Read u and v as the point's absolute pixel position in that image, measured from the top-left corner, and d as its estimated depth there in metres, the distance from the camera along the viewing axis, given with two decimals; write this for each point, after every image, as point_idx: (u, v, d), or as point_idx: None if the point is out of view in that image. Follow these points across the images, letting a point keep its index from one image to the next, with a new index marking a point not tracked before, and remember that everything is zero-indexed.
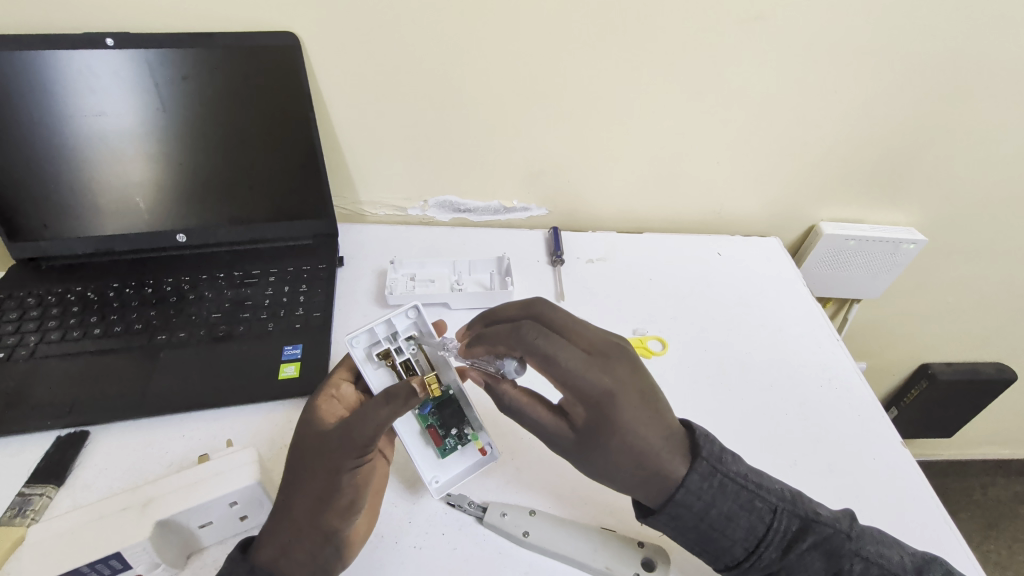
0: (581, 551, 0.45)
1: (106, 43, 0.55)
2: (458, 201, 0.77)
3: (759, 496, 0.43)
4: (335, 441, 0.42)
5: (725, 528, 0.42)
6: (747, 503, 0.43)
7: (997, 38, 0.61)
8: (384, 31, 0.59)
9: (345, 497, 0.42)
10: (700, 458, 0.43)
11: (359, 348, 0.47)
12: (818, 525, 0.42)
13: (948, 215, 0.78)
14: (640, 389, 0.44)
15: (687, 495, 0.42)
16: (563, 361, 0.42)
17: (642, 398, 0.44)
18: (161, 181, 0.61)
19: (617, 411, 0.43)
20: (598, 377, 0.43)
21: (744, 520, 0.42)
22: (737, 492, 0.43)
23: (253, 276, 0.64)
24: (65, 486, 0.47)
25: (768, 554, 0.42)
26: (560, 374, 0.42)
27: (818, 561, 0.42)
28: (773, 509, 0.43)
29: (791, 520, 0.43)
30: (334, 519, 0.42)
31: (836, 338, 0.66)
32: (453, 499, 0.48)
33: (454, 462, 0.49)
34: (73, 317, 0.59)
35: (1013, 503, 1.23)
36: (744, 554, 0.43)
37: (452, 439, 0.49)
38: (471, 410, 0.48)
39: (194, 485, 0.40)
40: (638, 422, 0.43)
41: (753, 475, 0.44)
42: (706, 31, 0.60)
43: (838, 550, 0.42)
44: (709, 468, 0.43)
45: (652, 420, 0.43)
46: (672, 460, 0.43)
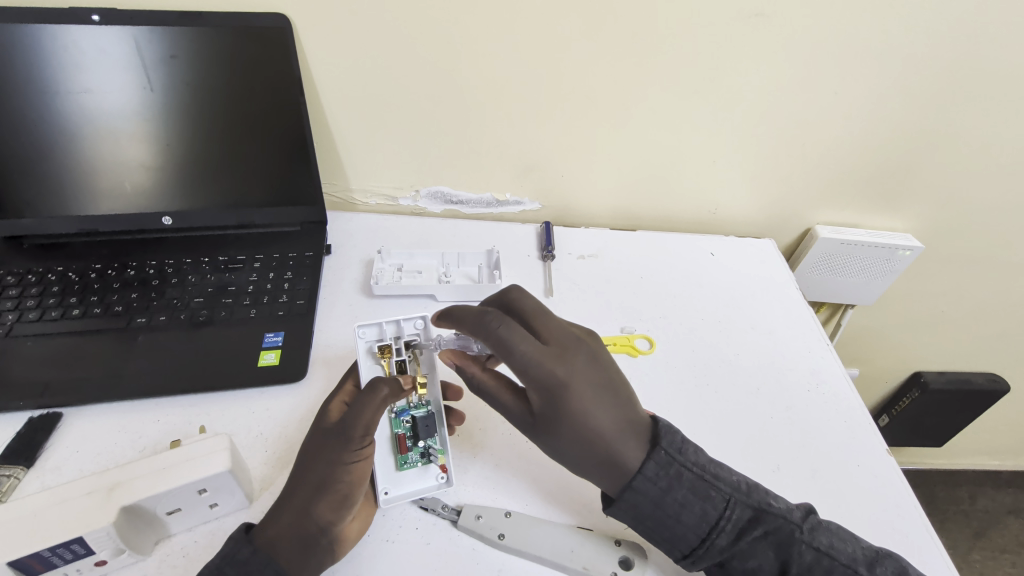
0: (558, 552, 0.44)
1: (92, 19, 0.54)
2: (450, 192, 0.76)
3: (714, 485, 0.43)
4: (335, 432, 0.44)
5: (679, 514, 0.42)
6: (702, 492, 0.42)
7: (1002, 43, 0.60)
8: (378, 17, 0.58)
9: (339, 488, 0.42)
10: (660, 447, 0.43)
11: (364, 342, 0.50)
12: (770, 515, 0.42)
13: (946, 222, 0.77)
14: (594, 379, 0.45)
15: (644, 481, 0.42)
16: (524, 348, 0.43)
17: (598, 389, 0.45)
18: (146, 162, 0.60)
19: (567, 398, 0.44)
20: (552, 365, 0.44)
21: (699, 507, 0.42)
22: (693, 480, 0.42)
23: (237, 261, 0.63)
24: (35, 466, 0.46)
25: (719, 543, 0.42)
26: (516, 357, 0.43)
27: (767, 549, 0.42)
28: (726, 499, 0.42)
29: (744, 510, 0.42)
30: (327, 509, 0.42)
31: (825, 343, 0.65)
32: (426, 503, 0.47)
33: (408, 477, 0.47)
34: (53, 297, 0.58)
35: (1001, 513, 1.22)
36: (698, 542, 0.42)
37: (415, 453, 0.48)
38: (444, 425, 0.49)
39: (163, 471, 0.40)
40: (594, 411, 0.44)
41: (709, 466, 0.44)
42: (705, 28, 0.59)
43: (787, 541, 0.42)
44: (666, 457, 0.43)
45: (608, 411, 0.44)
46: (629, 450, 0.43)
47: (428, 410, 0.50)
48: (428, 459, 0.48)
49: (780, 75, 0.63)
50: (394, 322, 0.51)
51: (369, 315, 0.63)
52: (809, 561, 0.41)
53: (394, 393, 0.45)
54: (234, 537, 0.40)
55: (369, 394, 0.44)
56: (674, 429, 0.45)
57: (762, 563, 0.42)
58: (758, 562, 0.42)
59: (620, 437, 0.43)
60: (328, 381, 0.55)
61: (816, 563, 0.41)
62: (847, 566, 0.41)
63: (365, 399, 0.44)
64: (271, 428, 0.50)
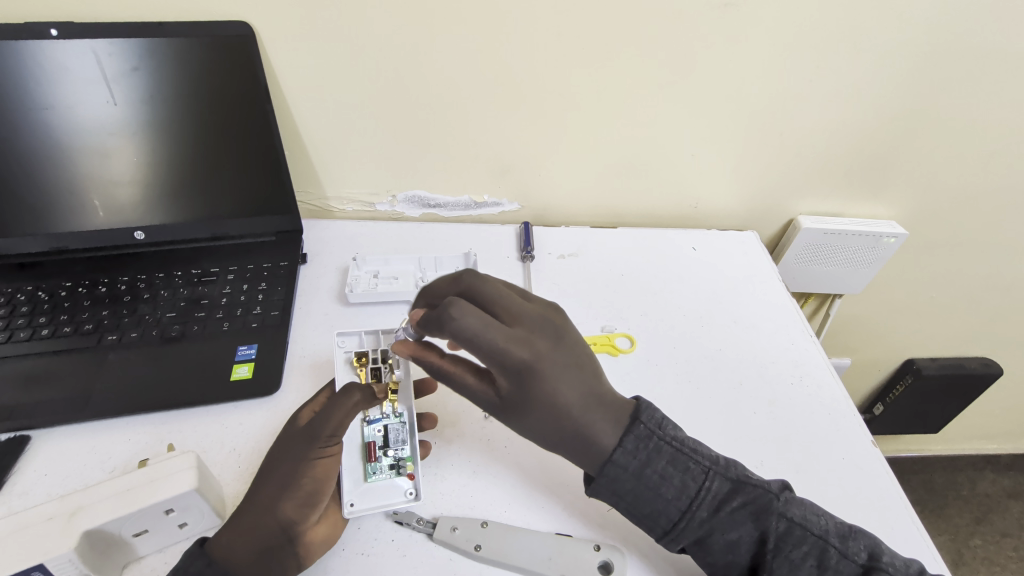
0: (535, 561, 0.43)
1: (50, 34, 0.52)
2: (427, 196, 0.75)
3: (692, 458, 0.43)
4: (302, 432, 0.44)
5: (658, 487, 0.42)
6: (681, 464, 0.42)
7: (976, 24, 0.59)
8: (345, 21, 0.58)
9: (305, 486, 0.42)
10: (639, 421, 0.43)
11: (341, 351, 0.52)
12: (748, 485, 0.42)
13: (930, 207, 0.77)
14: (560, 360, 0.44)
15: (624, 455, 0.42)
16: (491, 338, 0.41)
17: (566, 369, 0.44)
18: (113, 177, 0.59)
19: (537, 383, 0.42)
20: (519, 349, 0.42)
21: (677, 479, 0.42)
22: (671, 453, 0.42)
23: (210, 273, 0.63)
24: (3, 491, 0.46)
25: (700, 514, 0.41)
26: (489, 349, 0.41)
27: (746, 521, 0.41)
28: (705, 470, 0.43)
29: (722, 481, 0.42)
30: (292, 508, 0.42)
31: (809, 335, 0.64)
32: (401, 517, 0.46)
33: (375, 487, 0.46)
34: (22, 317, 0.57)
35: (1001, 497, 1.22)
36: (678, 515, 0.42)
37: (384, 463, 0.47)
38: (414, 435, 0.48)
39: (125, 493, 0.39)
40: (560, 390, 0.43)
41: (688, 440, 0.44)
42: (674, 20, 0.59)
43: (765, 509, 0.41)
44: (646, 431, 0.43)
45: (571, 394, 0.43)
46: (601, 424, 0.43)
47: (400, 420, 0.49)
48: (398, 470, 0.47)
49: (753, 65, 0.62)
50: (373, 333, 0.53)
51: (345, 323, 0.62)
52: (782, 530, 0.41)
53: (367, 400, 0.45)
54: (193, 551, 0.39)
55: (340, 397, 0.44)
56: (654, 407, 0.45)
57: (742, 536, 0.41)
58: (738, 534, 0.41)
59: (591, 418, 0.43)
60: (302, 392, 0.54)
61: (788, 533, 0.41)
62: (819, 537, 0.41)
63: (337, 402, 0.44)
64: (244, 442, 0.50)
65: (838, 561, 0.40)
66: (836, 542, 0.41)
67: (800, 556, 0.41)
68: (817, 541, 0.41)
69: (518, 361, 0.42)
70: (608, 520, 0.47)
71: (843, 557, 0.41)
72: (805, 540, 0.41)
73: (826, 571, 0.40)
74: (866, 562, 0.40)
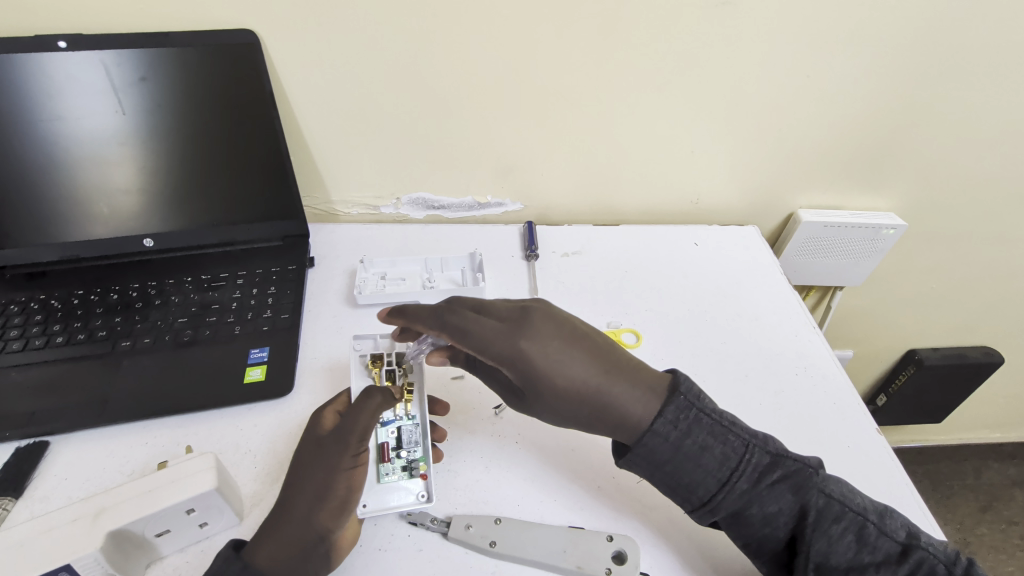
0: (551, 554, 0.44)
1: (59, 45, 0.54)
2: (431, 198, 0.76)
3: (732, 431, 0.44)
4: (331, 440, 0.44)
5: (699, 456, 0.43)
6: (722, 436, 0.43)
7: (968, 17, 0.60)
8: (348, 28, 0.59)
9: (339, 495, 0.43)
10: (677, 393, 0.44)
11: (358, 354, 0.54)
12: (787, 459, 0.43)
13: (928, 198, 0.77)
14: (563, 337, 0.46)
15: (664, 425, 0.43)
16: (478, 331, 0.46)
17: (569, 347, 0.45)
18: (122, 185, 0.60)
19: (537, 367, 0.45)
20: (510, 341, 0.45)
21: (718, 451, 0.43)
22: (712, 425, 0.43)
23: (220, 279, 0.63)
24: (24, 496, 0.47)
25: (741, 485, 0.42)
26: (475, 343, 0.46)
27: (786, 495, 0.42)
28: (745, 443, 0.44)
29: (762, 454, 0.43)
30: (327, 518, 0.42)
31: (812, 327, 0.65)
32: (415, 518, 0.46)
33: (388, 488, 0.47)
34: (36, 326, 0.58)
35: (1006, 486, 1.22)
36: (717, 486, 0.43)
37: (397, 465, 0.48)
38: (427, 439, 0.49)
39: (147, 494, 0.40)
40: (566, 367, 0.45)
41: (728, 415, 0.45)
42: (671, 19, 0.60)
43: (804, 483, 0.42)
44: (688, 402, 0.44)
45: (581, 372, 0.45)
46: (623, 397, 0.44)
47: (413, 422, 0.50)
48: (410, 471, 0.47)
49: (750, 61, 0.63)
50: (389, 338, 0.54)
51: (354, 325, 0.63)
52: (821, 505, 0.42)
53: (389, 400, 0.46)
54: (223, 553, 0.40)
55: (362, 401, 0.45)
56: (690, 380, 0.46)
57: (781, 509, 0.42)
58: (777, 508, 0.42)
59: (612, 392, 0.44)
60: (315, 394, 0.55)
61: (827, 508, 0.42)
62: (858, 512, 0.42)
63: (360, 406, 0.45)
64: (259, 443, 0.51)
65: (877, 537, 0.42)
66: (875, 518, 0.42)
67: (838, 530, 0.41)
68: (856, 516, 0.42)
69: (511, 351, 0.45)
70: (620, 512, 0.48)
71: (881, 532, 0.42)
72: (845, 514, 0.42)
73: (864, 545, 0.41)
74: (905, 540, 0.42)
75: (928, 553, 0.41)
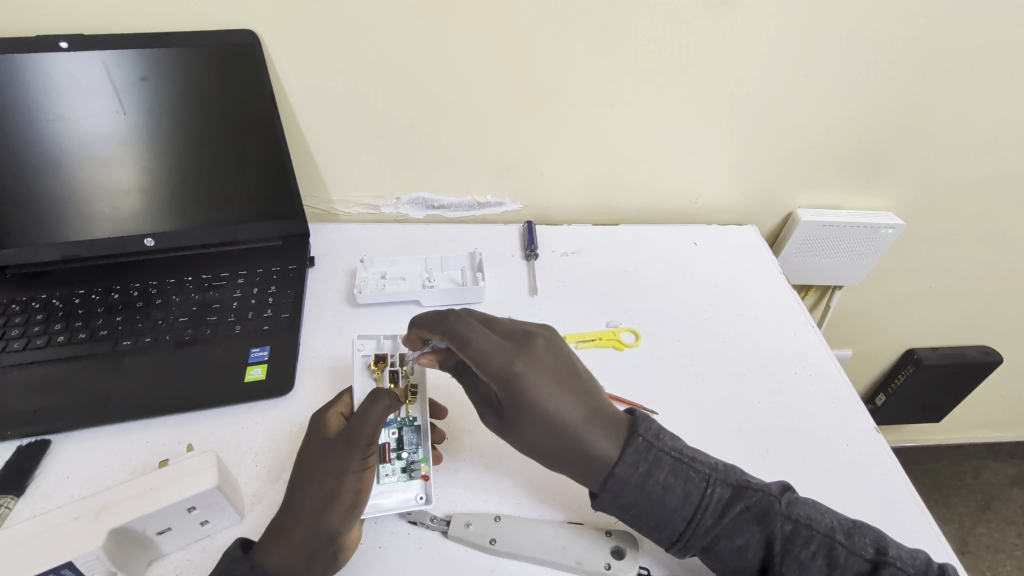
0: (551, 551, 0.44)
1: (60, 46, 0.54)
2: (431, 198, 0.76)
3: (692, 466, 0.44)
4: (339, 443, 0.45)
5: (662, 497, 0.43)
6: (683, 473, 0.44)
7: (966, 16, 0.60)
8: (348, 28, 0.59)
9: (348, 498, 0.43)
10: (637, 434, 0.44)
11: (360, 353, 0.54)
12: (748, 490, 0.44)
13: (926, 198, 0.78)
14: (555, 371, 0.45)
15: (625, 468, 0.43)
16: (480, 342, 0.45)
17: (558, 383, 0.45)
18: (123, 185, 0.60)
19: (528, 393, 0.44)
20: (510, 359, 0.44)
21: (680, 489, 0.43)
22: (671, 463, 0.44)
23: (220, 278, 0.64)
24: (25, 495, 0.47)
25: (706, 521, 0.43)
26: (476, 354, 0.45)
27: (751, 526, 0.43)
28: (706, 478, 0.44)
29: (723, 487, 0.44)
30: (336, 519, 0.42)
31: (811, 326, 0.65)
32: (415, 517, 0.46)
33: (389, 488, 0.47)
34: (38, 325, 0.58)
35: (1005, 485, 1.22)
36: (684, 524, 0.43)
37: (397, 466, 0.48)
38: (428, 441, 0.49)
39: (148, 492, 0.41)
40: (553, 399, 0.44)
41: (688, 450, 0.45)
42: (670, 19, 0.60)
43: (766, 512, 0.43)
44: (645, 443, 0.44)
45: (564, 408, 0.44)
46: (599, 438, 0.44)
47: (413, 424, 0.50)
48: (410, 472, 0.48)
49: (748, 62, 0.63)
50: (391, 338, 0.55)
51: (355, 325, 0.63)
52: (788, 531, 0.42)
53: (395, 403, 0.46)
54: (230, 554, 0.40)
55: (369, 403, 0.45)
56: (650, 419, 0.46)
57: (748, 541, 0.43)
58: (745, 539, 0.43)
59: (588, 433, 0.44)
60: (315, 392, 0.55)
61: (795, 534, 0.42)
62: (825, 535, 0.42)
63: (366, 408, 0.45)
64: (261, 441, 0.51)
65: (846, 558, 0.42)
66: (843, 538, 0.42)
67: (808, 555, 0.42)
68: (824, 538, 0.42)
69: (507, 370, 0.44)
70: None
71: (850, 553, 0.42)
72: (813, 538, 0.42)
73: (835, 568, 0.42)
74: (874, 556, 0.42)
75: (896, 566, 0.41)
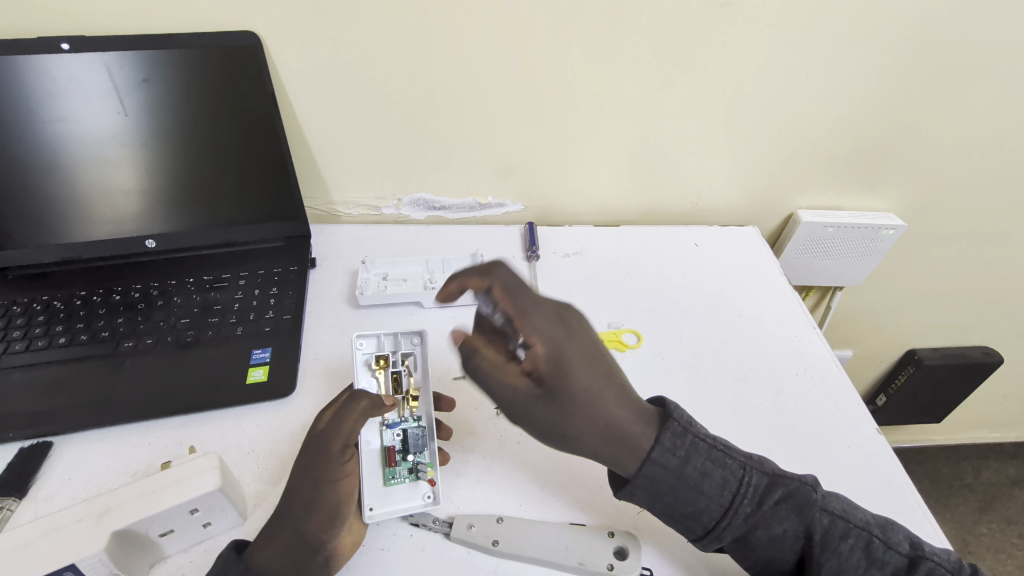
0: (553, 552, 0.44)
1: (62, 47, 0.54)
2: (432, 199, 0.76)
3: (728, 455, 0.44)
4: (316, 449, 0.44)
5: (700, 484, 0.42)
6: (720, 460, 0.43)
7: (966, 18, 0.60)
8: (350, 30, 0.59)
9: (328, 505, 0.43)
10: (671, 419, 0.44)
11: (361, 353, 0.52)
12: (785, 480, 0.44)
13: (927, 199, 0.78)
14: (597, 356, 0.43)
15: (662, 452, 0.42)
16: (537, 314, 0.41)
17: (600, 365, 0.42)
18: (124, 186, 0.60)
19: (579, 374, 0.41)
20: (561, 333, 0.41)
21: (718, 476, 0.43)
22: (709, 450, 0.44)
23: (222, 280, 0.64)
24: (27, 496, 0.47)
25: (744, 510, 0.42)
26: (529, 321, 0.41)
27: (789, 515, 0.43)
28: (742, 466, 0.44)
29: (760, 476, 0.44)
30: (317, 528, 0.42)
31: (813, 327, 0.65)
32: (417, 519, 0.46)
33: (396, 491, 0.47)
34: (39, 326, 0.58)
35: (1006, 485, 1.22)
36: (722, 513, 0.42)
37: (403, 468, 0.48)
38: (433, 441, 0.50)
39: (151, 494, 0.41)
40: (600, 383, 0.41)
41: (721, 439, 0.45)
42: (671, 20, 0.60)
43: (805, 502, 0.43)
44: (681, 428, 0.44)
45: (609, 392, 0.42)
46: (638, 427, 0.42)
47: (419, 424, 0.50)
48: (416, 475, 0.48)
49: (749, 63, 0.64)
50: (391, 335, 0.53)
51: (357, 326, 0.63)
52: (826, 523, 0.43)
53: (377, 403, 0.46)
54: (224, 556, 0.40)
55: (347, 404, 0.45)
56: (680, 407, 0.45)
57: (786, 530, 0.42)
58: (782, 529, 0.42)
59: (626, 420, 0.42)
60: (318, 394, 0.55)
61: (832, 526, 0.43)
62: (861, 528, 0.43)
63: (344, 410, 0.45)
64: (262, 443, 0.51)
65: (883, 552, 0.42)
66: (879, 531, 0.43)
67: (847, 547, 0.42)
68: (861, 532, 0.43)
69: (563, 343, 0.41)
70: (621, 511, 0.48)
71: (887, 547, 0.43)
72: (850, 531, 0.43)
73: (873, 561, 0.42)
74: (910, 552, 0.43)
75: (934, 562, 0.42)
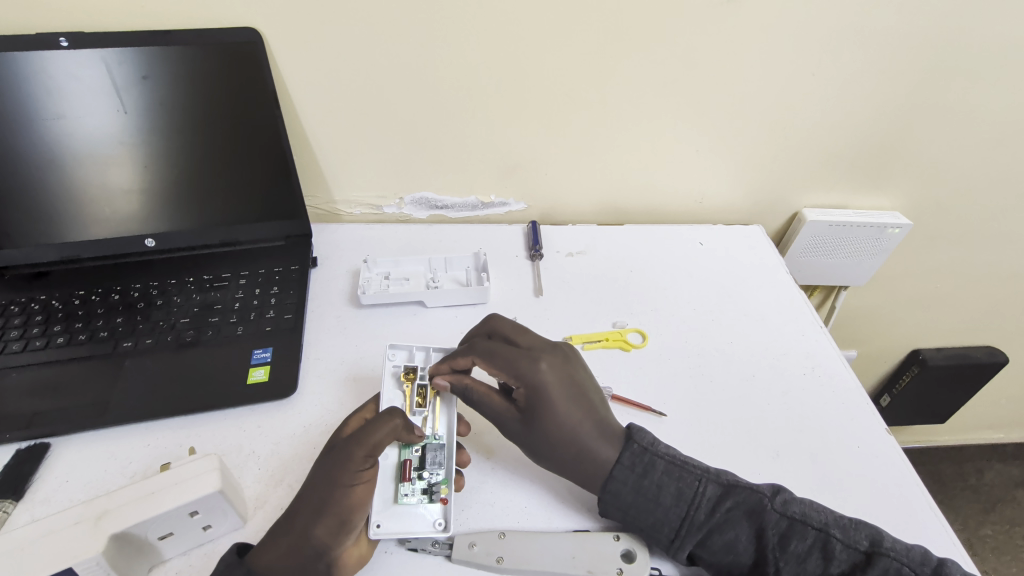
0: (560, 563, 0.44)
1: (60, 43, 0.53)
2: (434, 198, 0.75)
3: (686, 468, 0.46)
4: (340, 451, 0.43)
5: (657, 495, 0.45)
6: (676, 473, 0.46)
7: (976, 14, 0.60)
8: (352, 26, 0.58)
9: (338, 512, 0.41)
10: (632, 441, 0.47)
11: (392, 364, 0.53)
12: (738, 488, 0.45)
13: (934, 198, 0.77)
14: (569, 381, 0.49)
15: (622, 470, 0.46)
16: (511, 353, 0.49)
17: (571, 392, 0.48)
18: (123, 185, 0.59)
19: (549, 400, 0.47)
20: (534, 367, 0.48)
21: (673, 488, 0.45)
22: (666, 466, 0.46)
23: (222, 279, 0.63)
24: (25, 498, 0.46)
25: (699, 517, 0.44)
26: (505, 363, 0.49)
27: (742, 522, 0.44)
28: (698, 477, 0.46)
29: (714, 486, 0.45)
30: (324, 533, 0.41)
31: (819, 327, 0.65)
32: (415, 544, 0.45)
33: (406, 509, 0.45)
34: (37, 326, 0.57)
35: (1011, 487, 1.22)
36: (679, 522, 0.44)
37: (417, 486, 0.46)
38: (452, 462, 0.47)
39: (151, 496, 0.40)
40: (567, 406, 0.48)
41: (680, 455, 0.47)
42: (676, 17, 0.59)
43: (757, 508, 0.44)
44: (641, 448, 0.47)
45: (575, 416, 0.48)
46: (604, 448, 0.47)
47: (438, 443, 0.49)
48: (430, 495, 0.46)
49: (756, 60, 0.63)
50: (424, 351, 0.55)
51: (359, 326, 0.62)
52: (783, 526, 0.44)
53: (405, 426, 0.46)
54: (226, 559, 0.40)
55: (381, 418, 0.45)
56: (645, 431, 0.49)
57: (739, 535, 0.44)
58: (735, 534, 0.44)
59: (590, 439, 0.47)
60: (319, 395, 0.55)
61: (790, 529, 0.43)
62: (820, 529, 0.43)
63: (377, 421, 0.44)
64: (264, 446, 0.50)
65: (841, 551, 0.43)
66: (838, 533, 0.43)
67: (804, 549, 0.43)
68: (818, 534, 0.43)
69: (533, 375, 0.48)
70: None
71: (845, 546, 0.43)
72: (807, 534, 0.43)
73: (829, 560, 0.42)
74: (868, 549, 0.42)
75: (892, 559, 0.41)
